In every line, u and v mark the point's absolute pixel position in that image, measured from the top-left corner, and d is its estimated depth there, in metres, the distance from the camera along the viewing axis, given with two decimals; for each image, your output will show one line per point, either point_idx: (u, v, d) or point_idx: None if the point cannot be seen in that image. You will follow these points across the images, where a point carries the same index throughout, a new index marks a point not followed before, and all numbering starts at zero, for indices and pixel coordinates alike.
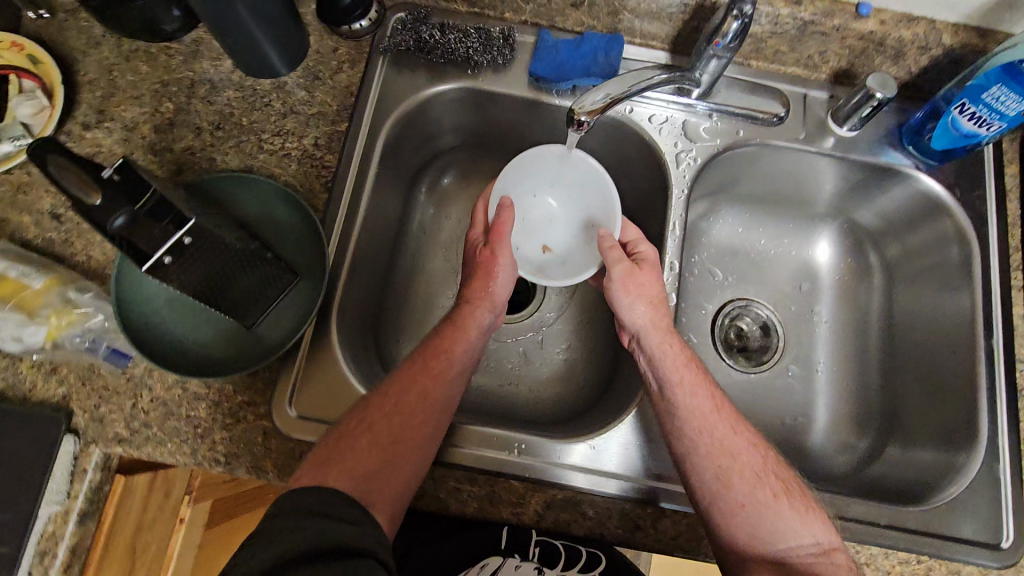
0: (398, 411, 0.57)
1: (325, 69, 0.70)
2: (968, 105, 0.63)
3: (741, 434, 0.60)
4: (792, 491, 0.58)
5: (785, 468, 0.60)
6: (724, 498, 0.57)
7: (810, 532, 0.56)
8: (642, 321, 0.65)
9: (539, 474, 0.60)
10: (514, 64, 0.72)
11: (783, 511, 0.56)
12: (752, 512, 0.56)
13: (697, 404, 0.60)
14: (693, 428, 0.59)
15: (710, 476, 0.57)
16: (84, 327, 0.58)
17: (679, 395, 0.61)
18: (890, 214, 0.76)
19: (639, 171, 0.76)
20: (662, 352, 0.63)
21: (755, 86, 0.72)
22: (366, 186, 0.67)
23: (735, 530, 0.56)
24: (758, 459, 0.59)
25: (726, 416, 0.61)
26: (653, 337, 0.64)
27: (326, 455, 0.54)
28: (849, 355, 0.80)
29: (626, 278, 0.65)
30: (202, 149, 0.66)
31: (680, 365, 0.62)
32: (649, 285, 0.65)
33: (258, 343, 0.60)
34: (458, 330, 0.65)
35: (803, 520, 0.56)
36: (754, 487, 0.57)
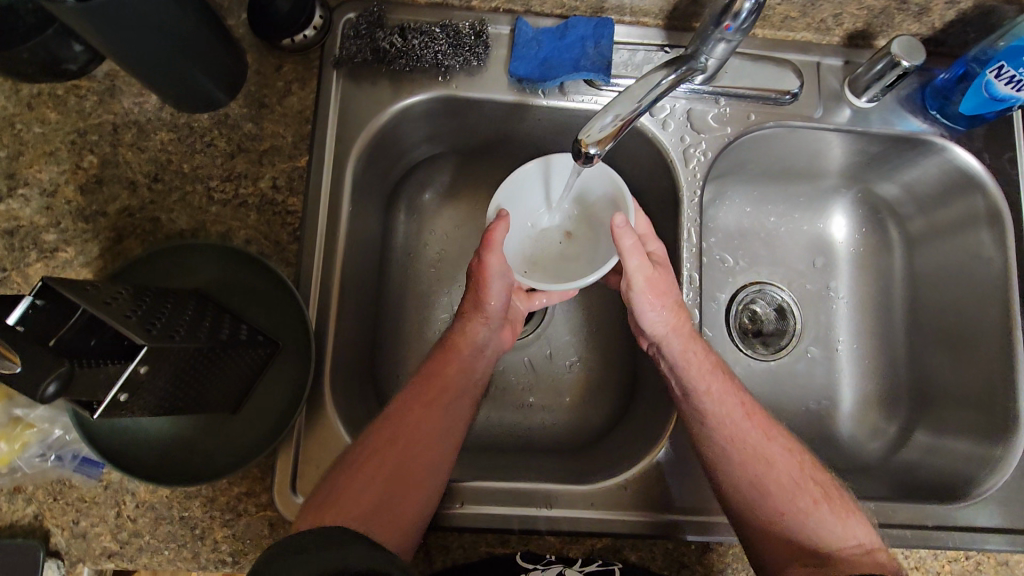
0: (395, 457, 0.53)
1: (271, 93, 0.60)
2: (1007, 69, 0.57)
3: (773, 440, 0.57)
4: (833, 495, 0.55)
5: (821, 470, 0.57)
6: (761, 507, 0.54)
7: (851, 534, 0.52)
8: (661, 330, 0.59)
9: (572, 526, 0.56)
10: (490, 63, 0.62)
11: (822, 516, 0.53)
12: (793, 519, 0.53)
13: (725, 412, 0.57)
14: (723, 437, 0.56)
15: (745, 485, 0.55)
16: (44, 444, 0.52)
17: (706, 402, 0.58)
18: (917, 188, 0.70)
19: (643, 167, 0.68)
20: (686, 359, 0.59)
21: (763, 60, 0.65)
22: (340, 228, 0.59)
23: (775, 537, 0.53)
24: (794, 465, 0.56)
25: (757, 422, 0.58)
26: (670, 344, 0.59)
27: (322, 496, 0.50)
28: (874, 333, 0.74)
29: (648, 288, 0.58)
30: (143, 208, 0.57)
31: (705, 372, 0.59)
32: (671, 293, 0.59)
33: (247, 430, 0.53)
34: (452, 352, 0.61)
35: (843, 522, 0.53)
36: (791, 495, 0.55)
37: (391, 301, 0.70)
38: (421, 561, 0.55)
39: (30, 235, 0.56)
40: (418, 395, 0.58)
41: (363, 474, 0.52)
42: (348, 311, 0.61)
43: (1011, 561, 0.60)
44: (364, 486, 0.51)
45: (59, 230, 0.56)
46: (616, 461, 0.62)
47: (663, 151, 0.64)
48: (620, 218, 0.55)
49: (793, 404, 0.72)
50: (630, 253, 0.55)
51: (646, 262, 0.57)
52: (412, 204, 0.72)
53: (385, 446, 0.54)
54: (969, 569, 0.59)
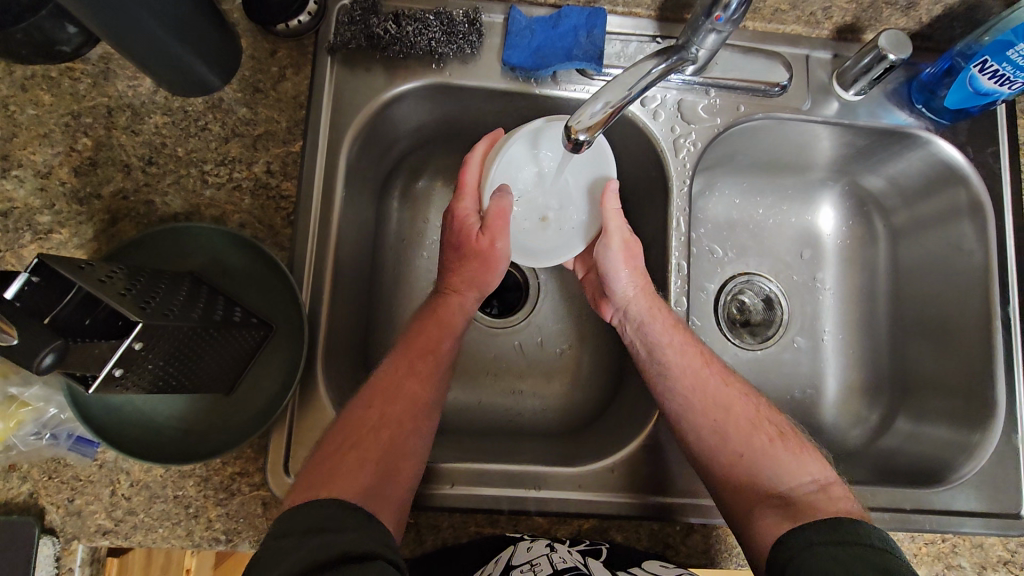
0: (387, 434, 0.53)
1: (265, 78, 0.60)
2: (991, 63, 0.58)
3: (731, 384, 0.59)
4: (787, 434, 0.56)
5: (778, 414, 0.58)
6: (723, 450, 0.55)
7: (806, 471, 0.53)
8: (630, 291, 0.62)
9: (561, 506, 0.57)
10: (483, 51, 0.63)
11: (779, 455, 0.54)
12: (752, 460, 0.54)
13: (685, 363, 0.59)
14: (684, 385, 0.58)
15: (708, 433, 0.56)
16: (39, 423, 0.53)
17: (669, 353, 0.59)
18: (902, 181, 0.71)
19: (634, 156, 0.69)
20: (651, 317, 0.61)
21: (753, 52, 0.65)
22: (333, 213, 0.59)
23: (736, 480, 0.54)
24: (752, 409, 0.57)
25: (717, 370, 0.60)
26: (636, 303, 0.62)
27: (315, 475, 0.49)
28: (858, 322, 0.75)
29: (619, 250, 0.61)
30: (137, 191, 0.57)
31: (670, 328, 0.60)
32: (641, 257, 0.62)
33: (241, 409, 0.54)
34: (442, 322, 0.61)
35: (799, 460, 0.54)
36: (750, 435, 0.56)
37: (384, 287, 0.71)
38: (412, 542, 0.57)
39: (24, 217, 0.57)
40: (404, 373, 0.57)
41: (355, 450, 0.51)
42: (341, 296, 0.61)
43: (985, 544, 0.62)
44: (354, 467, 0.50)
45: (53, 212, 0.57)
46: (605, 445, 0.63)
47: (653, 141, 0.65)
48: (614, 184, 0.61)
49: (778, 392, 0.74)
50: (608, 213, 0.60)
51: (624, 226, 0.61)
52: (406, 191, 0.73)
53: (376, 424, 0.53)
54: (945, 551, 0.61)
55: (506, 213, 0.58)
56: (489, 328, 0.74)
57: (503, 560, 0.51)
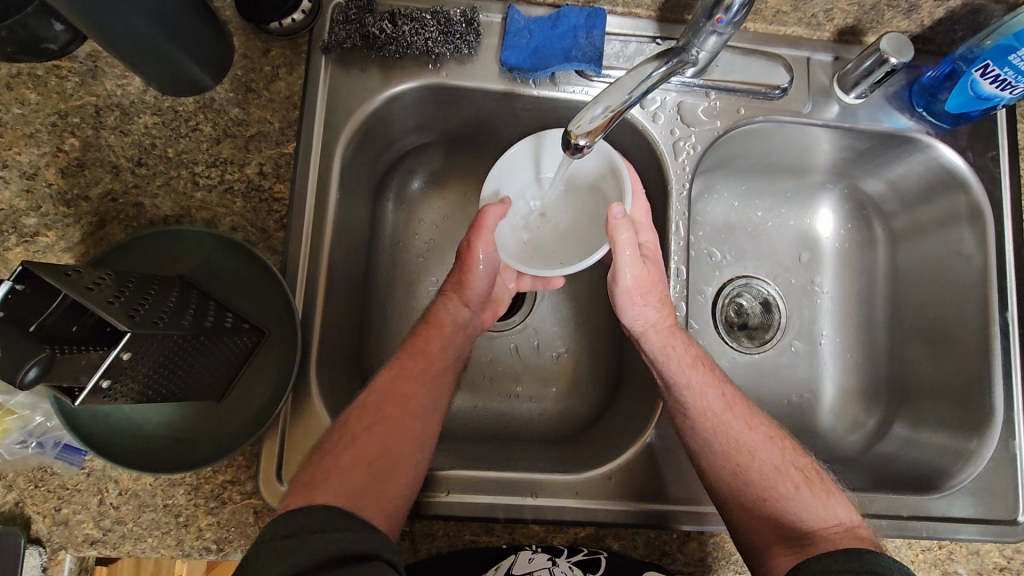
0: (387, 436, 0.54)
1: (258, 78, 0.59)
2: (992, 68, 0.58)
3: (752, 427, 0.58)
4: (812, 478, 0.55)
5: (802, 456, 0.57)
6: (743, 494, 0.55)
7: (831, 513, 0.53)
8: (642, 326, 0.61)
9: (558, 515, 0.56)
10: (481, 52, 0.62)
11: (804, 498, 0.54)
12: (775, 505, 0.54)
13: (705, 405, 0.58)
14: (703, 428, 0.57)
15: (728, 474, 0.55)
16: (25, 431, 0.52)
17: (688, 397, 0.58)
18: (902, 185, 0.70)
19: (633, 157, 0.68)
20: (665, 354, 0.60)
21: (754, 53, 0.65)
22: (327, 217, 0.58)
23: (758, 524, 0.53)
24: (774, 451, 0.57)
25: (738, 412, 0.59)
26: (651, 342, 0.60)
27: (309, 478, 0.50)
28: (856, 327, 0.75)
29: (636, 286, 0.58)
30: (126, 193, 0.56)
31: (686, 366, 0.59)
32: (658, 289, 0.59)
33: (233, 417, 0.53)
34: (434, 329, 0.61)
35: (824, 504, 0.53)
36: (771, 479, 0.55)
37: (379, 290, 0.70)
38: (406, 550, 0.56)
39: (10, 219, 0.55)
40: (396, 380, 0.57)
41: (350, 450, 0.52)
42: (335, 300, 0.60)
43: (982, 550, 0.61)
44: (349, 468, 0.51)
45: (40, 214, 0.55)
46: (602, 451, 0.62)
47: (653, 144, 0.64)
48: (617, 208, 0.54)
49: (775, 396, 0.74)
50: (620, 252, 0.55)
51: (638, 257, 0.57)
52: (402, 193, 0.72)
53: (372, 425, 0.54)
54: (942, 558, 0.60)
55: (491, 217, 0.58)
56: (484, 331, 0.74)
57: (503, 567, 0.54)
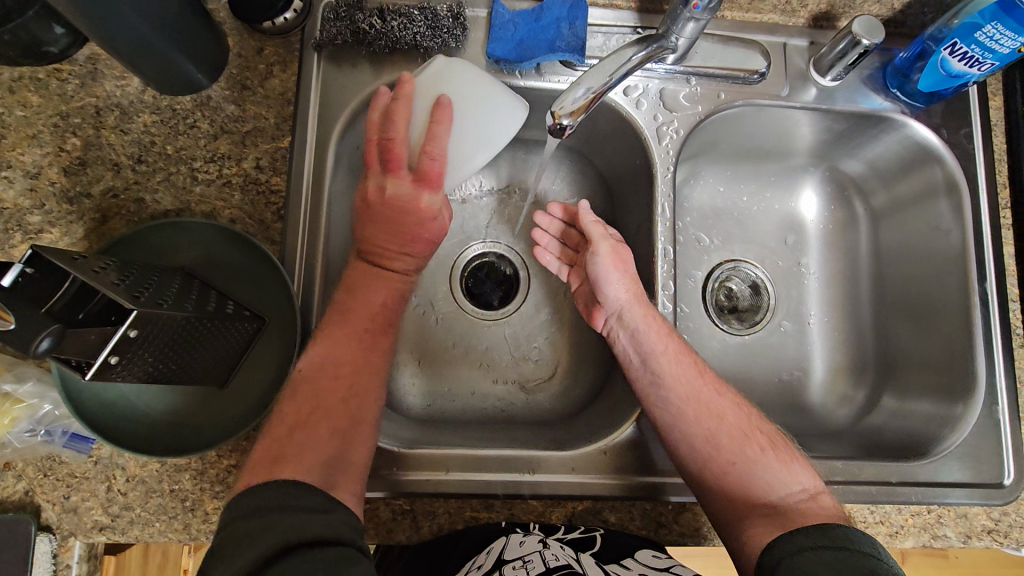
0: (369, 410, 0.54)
1: (252, 76, 0.61)
2: (959, 46, 0.59)
3: (723, 394, 0.58)
4: (778, 443, 0.55)
5: (768, 424, 0.58)
6: (714, 461, 0.54)
7: (796, 480, 0.53)
8: (623, 297, 0.61)
9: (554, 490, 0.58)
10: (467, 46, 0.64)
11: (770, 464, 0.54)
12: (743, 471, 0.53)
13: (674, 370, 0.58)
14: (678, 395, 0.57)
15: (699, 442, 0.55)
16: (34, 419, 0.53)
17: (662, 364, 0.58)
18: (880, 165, 0.73)
19: (619, 145, 0.71)
20: (645, 324, 0.60)
21: (732, 40, 0.67)
22: (323, 207, 0.60)
23: (728, 490, 0.53)
24: (745, 418, 0.57)
25: (710, 378, 0.59)
26: (627, 310, 0.61)
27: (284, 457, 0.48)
28: (842, 305, 0.77)
29: (611, 254, 0.64)
30: (127, 189, 0.58)
31: (664, 335, 0.60)
32: (630, 265, 0.64)
33: (236, 402, 0.54)
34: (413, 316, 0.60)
35: (789, 470, 0.53)
36: (740, 444, 0.55)
37: None
38: (407, 527, 0.57)
39: (15, 218, 0.57)
40: (369, 357, 0.55)
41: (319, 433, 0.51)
42: (332, 288, 0.62)
43: (970, 514, 0.63)
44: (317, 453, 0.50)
45: (44, 212, 0.57)
46: (596, 429, 0.64)
47: (638, 129, 0.66)
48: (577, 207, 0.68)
49: (765, 373, 0.75)
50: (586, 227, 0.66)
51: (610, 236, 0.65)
52: None
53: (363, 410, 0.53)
54: (931, 522, 0.62)
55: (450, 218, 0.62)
56: (480, 321, 0.75)
57: (495, 551, 0.51)
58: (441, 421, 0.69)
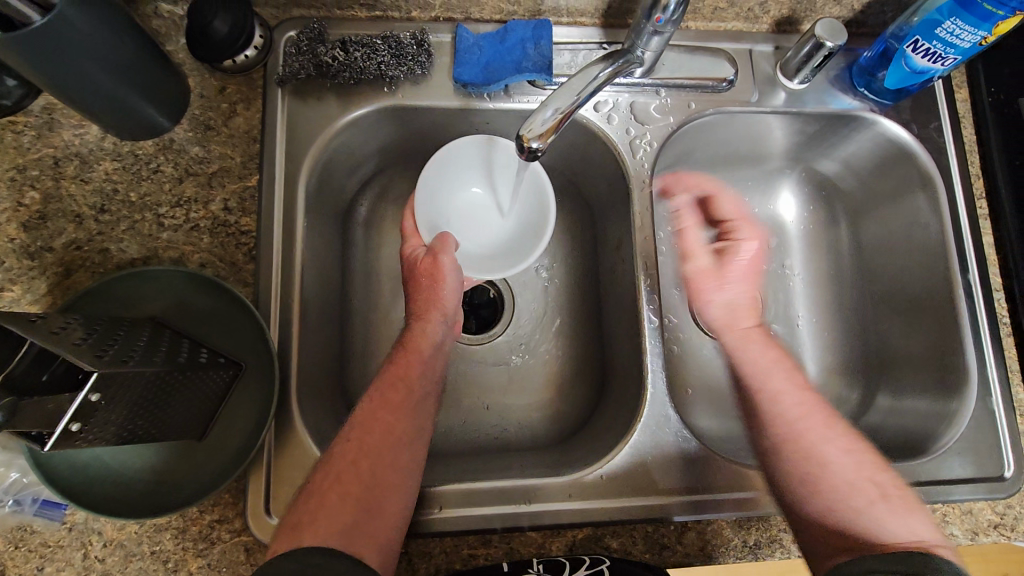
0: (384, 457, 0.50)
1: (216, 115, 0.60)
2: (922, 42, 0.60)
3: (829, 439, 0.56)
4: (890, 495, 0.53)
5: (886, 471, 0.55)
6: (810, 496, 0.53)
7: (908, 529, 0.51)
8: (715, 321, 0.67)
9: (553, 519, 0.56)
10: (434, 71, 0.63)
11: (879, 513, 0.52)
12: (841, 515, 0.52)
13: (784, 412, 0.58)
14: (773, 427, 0.58)
15: (794, 476, 0.55)
16: (2, 489, 0.51)
17: (772, 405, 0.59)
18: (854, 163, 0.73)
19: (594, 162, 0.70)
20: (739, 354, 0.64)
21: (697, 50, 0.67)
22: (297, 244, 0.58)
23: (820, 526, 0.52)
24: (858, 467, 0.55)
25: (816, 420, 0.58)
26: (725, 336, 0.65)
27: (296, 517, 0.46)
28: (831, 305, 0.76)
29: (707, 278, 0.68)
30: (91, 240, 0.56)
31: (759, 371, 0.62)
32: (738, 280, 0.68)
33: (217, 452, 0.52)
34: (413, 354, 0.56)
35: (900, 519, 0.51)
36: (847, 491, 0.53)
37: (356, 315, 0.69)
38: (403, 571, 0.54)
39: None
40: (376, 405, 0.52)
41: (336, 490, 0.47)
42: (310, 327, 0.60)
43: (974, 510, 0.62)
44: (336, 510, 0.46)
45: (3, 269, 0.55)
46: (593, 450, 0.63)
47: (612, 143, 0.66)
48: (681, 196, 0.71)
49: None
50: (719, 228, 0.70)
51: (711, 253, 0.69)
52: (371, 216, 0.72)
53: (354, 461, 0.49)
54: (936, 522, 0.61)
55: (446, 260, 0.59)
56: (467, 345, 0.74)
57: None
58: (433, 454, 0.67)
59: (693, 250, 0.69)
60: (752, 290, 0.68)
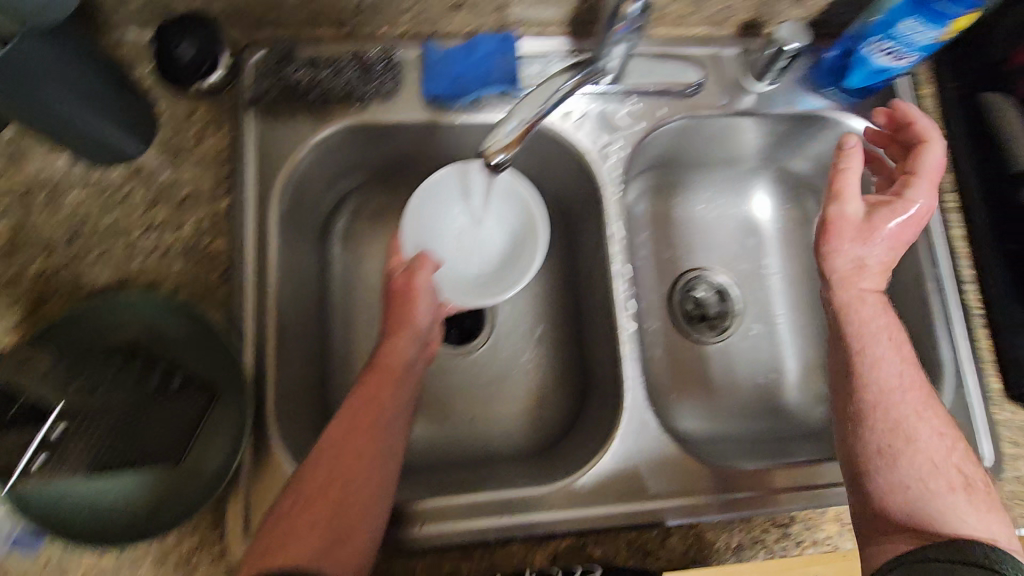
0: (354, 477, 0.50)
1: (185, 139, 0.60)
2: (882, 42, 0.61)
3: (924, 419, 0.51)
4: (973, 485, 0.49)
5: (973, 463, 0.51)
6: (884, 471, 0.50)
7: (984, 528, 0.48)
8: (839, 272, 0.57)
9: (536, 529, 0.56)
10: (404, 87, 0.64)
11: (958, 503, 0.48)
12: (916, 497, 0.49)
13: (878, 379, 0.53)
14: (863, 384, 0.53)
15: (874, 444, 0.51)
16: None
17: (860, 368, 0.54)
18: (825, 161, 0.74)
19: (567, 171, 0.71)
20: (862, 305, 0.56)
21: (665, 57, 0.68)
22: (270, 265, 0.58)
23: (889, 502, 0.49)
24: (945, 451, 0.51)
25: (915, 398, 0.52)
26: (840, 291, 0.57)
27: (266, 542, 0.46)
28: (809, 304, 0.77)
29: (856, 233, 0.56)
30: (62, 268, 0.56)
31: (881, 331, 0.55)
32: (904, 231, 0.56)
33: (197, 473, 0.52)
34: (383, 372, 0.56)
35: (980, 517, 0.48)
36: (927, 473, 0.49)
37: (335, 333, 0.69)
38: None
39: None
40: (348, 423, 0.52)
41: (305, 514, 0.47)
42: (287, 347, 0.60)
43: None
44: (304, 534, 0.46)
45: None
46: (576, 458, 0.63)
47: (582, 152, 0.67)
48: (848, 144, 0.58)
49: (741, 378, 0.75)
50: (855, 173, 0.57)
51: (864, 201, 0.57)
52: (348, 232, 0.72)
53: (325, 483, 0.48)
54: None
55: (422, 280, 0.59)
56: (449, 357, 0.74)
57: None
58: (416, 468, 0.67)
59: (847, 192, 0.57)
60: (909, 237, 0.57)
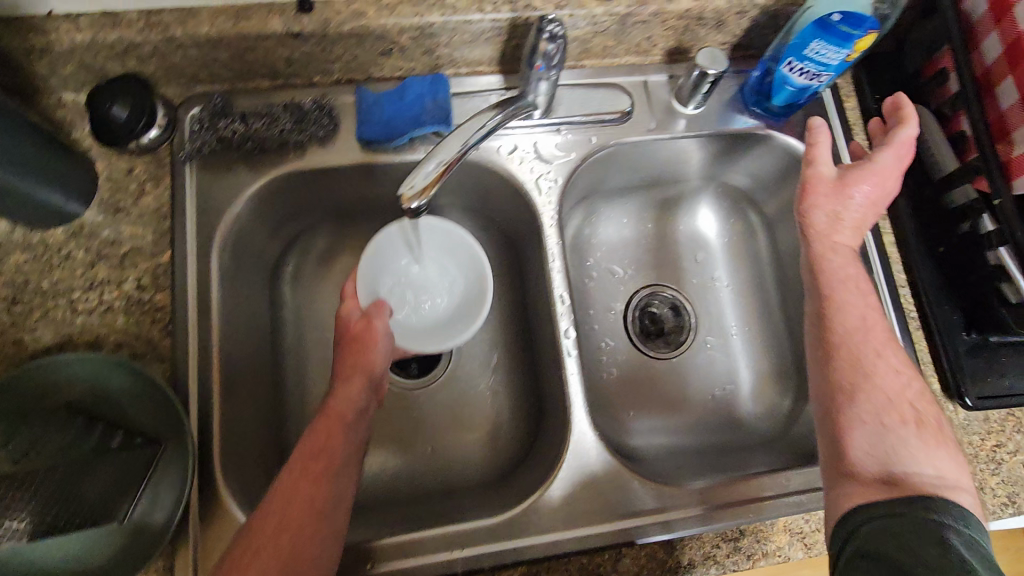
0: (299, 530, 0.49)
1: (124, 197, 0.61)
2: (795, 63, 0.63)
3: (885, 359, 0.53)
4: (927, 424, 0.50)
5: (930, 405, 0.52)
6: (843, 411, 0.52)
7: (935, 464, 0.48)
8: (815, 222, 0.58)
9: (487, 559, 0.57)
10: (339, 132, 0.65)
11: (910, 440, 0.49)
12: (873, 432, 0.50)
13: (843, 322, 0.55)
14: (833, 330, 0.55)
15: (834, 387, 0.53)
16: None
17: (832, 313, 0.55)
18: (762, 175, 0.76)
19: (509, 202, 0.72)
20: (830, 254, 0.58)
21: (593, 87, 0.70)
22: (212, 317, 0.59)
23: (849, 443, 0.50)
24: (903, 391, 0.52)
25: (878, 341, 0.54)
26: (816, 242, 0.58)
27: None
28: (756, 315, 0.79)
29: (830, 188, 0.58)
30: (3, 333, 0.56)
31: (849, 283, 0.56)
32: (879, 183, 0.57)
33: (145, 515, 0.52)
34: (332, 419, 0.56)
35: (927, 451, 0.49)
36: (881, 411, 0.51)
37: (288, 376, 0.70)
38: None
39: None
40: (295, 477, 0.51)
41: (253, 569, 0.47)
42: (234, 395, 0.61)
43: None
44: None
45: None
46: (529, 484, 0.63)
47: (519, 184, 0.69)
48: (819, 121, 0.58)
49: (696, 392, 0.76)
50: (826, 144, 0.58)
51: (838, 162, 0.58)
52: (298, 275, 0.73)
53: (271, 538, 0.48)
54: None
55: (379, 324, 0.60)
56: (407, 391, 0.75)
57: None
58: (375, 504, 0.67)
59: (821, 156, 0.58)
60: (882, 195, 0.58)
